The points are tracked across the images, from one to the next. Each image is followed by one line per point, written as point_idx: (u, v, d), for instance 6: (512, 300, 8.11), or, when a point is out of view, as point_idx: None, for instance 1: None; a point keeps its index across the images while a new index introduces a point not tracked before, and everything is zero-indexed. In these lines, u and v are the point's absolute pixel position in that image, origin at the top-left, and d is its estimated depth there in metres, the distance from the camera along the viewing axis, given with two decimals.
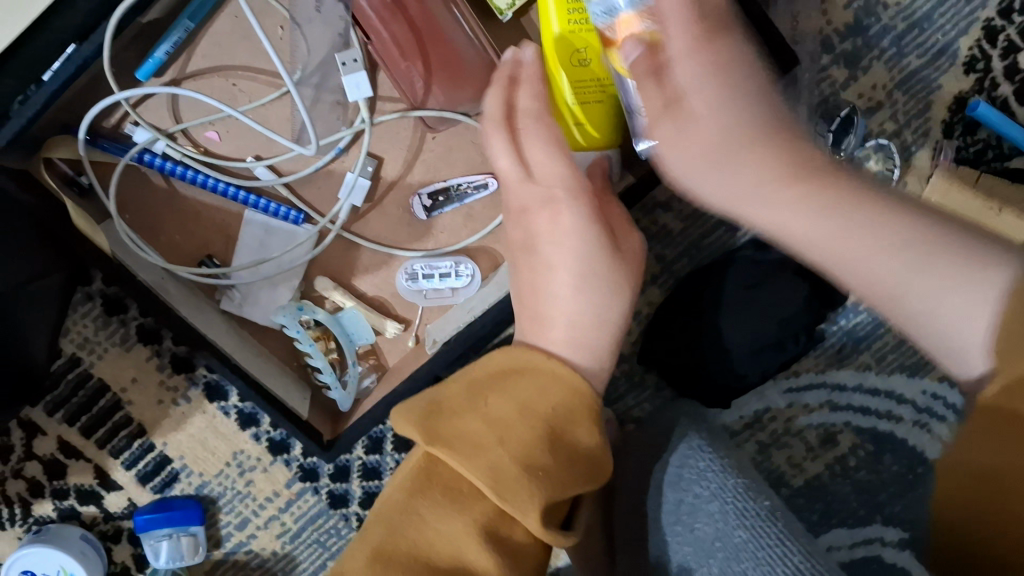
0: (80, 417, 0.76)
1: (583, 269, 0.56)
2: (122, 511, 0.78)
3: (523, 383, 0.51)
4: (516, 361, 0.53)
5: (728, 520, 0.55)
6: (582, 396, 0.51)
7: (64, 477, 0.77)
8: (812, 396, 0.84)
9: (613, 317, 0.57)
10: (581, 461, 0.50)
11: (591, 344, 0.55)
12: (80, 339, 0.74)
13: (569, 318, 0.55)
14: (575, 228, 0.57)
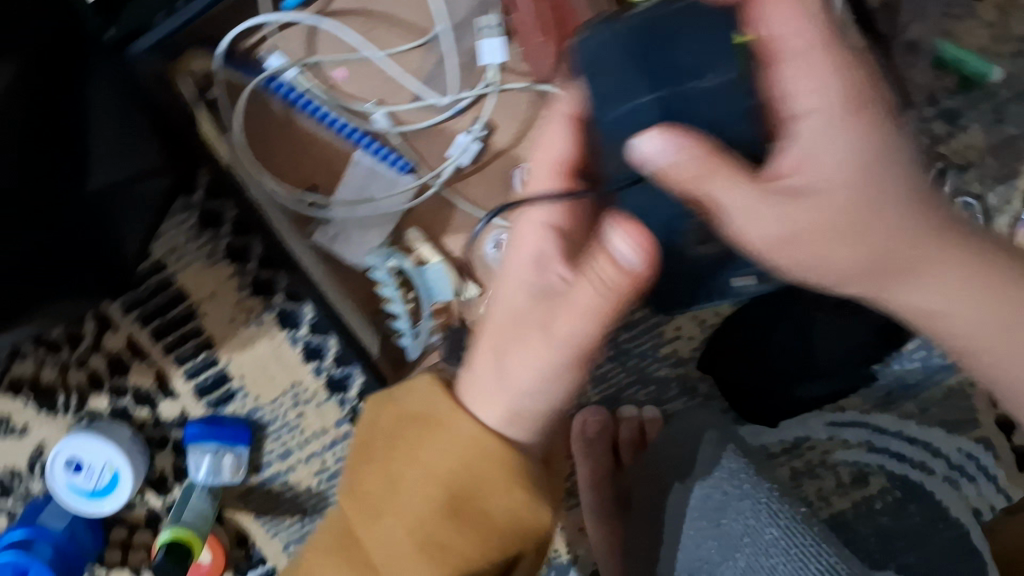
0: (154, 320, 0.78)
1: (518, 334, 0.46)
2: (173, 419, 0.80)
3: (429, 440, 0.44)
4: (432, 406, 0.45)
5: (759, 518, 0.62)
6: (496, 458, 0.44)
7: (125, 375, 0.79)
8: (852, 433, 0.85)
9: (524, 376, 0.46)
10: (493, 532, 0.43)
11: (498, 400, 0.45)
12: (171, 245, 0.77)
13: (494, 367, 0.47)
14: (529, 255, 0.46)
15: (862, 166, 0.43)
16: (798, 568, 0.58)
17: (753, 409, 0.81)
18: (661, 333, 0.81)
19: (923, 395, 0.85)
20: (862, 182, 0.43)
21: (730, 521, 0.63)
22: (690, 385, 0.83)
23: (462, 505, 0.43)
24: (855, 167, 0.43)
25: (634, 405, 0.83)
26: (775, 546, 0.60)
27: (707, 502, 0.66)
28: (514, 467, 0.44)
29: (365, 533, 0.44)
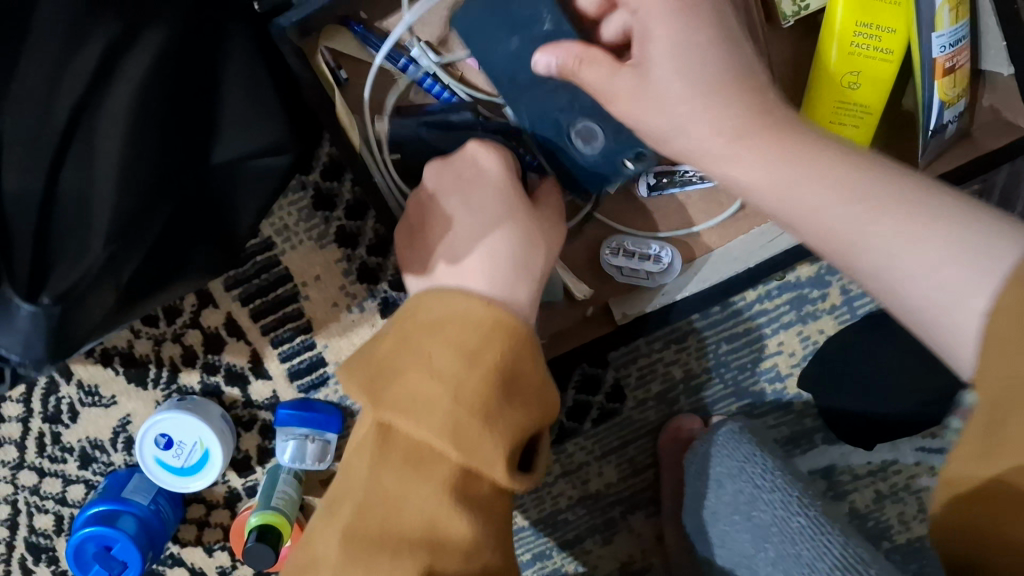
0: (255, 300, 0.77)
1: (471, 201, 0.60)
2: (264, 401, 0.79)
3: (449, 332, 0.52)
4: (446, 313, 0.53)
5: (784, 508, 0.63)
6: (513, 331, 0.53)
7: (219, 353, 0.78)
8: (939, 460, 0.85)
9: (506, 263, 0.58)
10: (527, 401, 0.52)
11: (489, 277, 0.57)
12: (281, 226, 0.75)
13: (500, 262, 0.58)
14: (472, 169, 0.60)
15: (718, 76, 0.49)
16: (821, 553, 0.58)
17: (852, 434, 0.79)
18: (762, 347, 0.80)
19: None
20: (751, 117, 0.49)
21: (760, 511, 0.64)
22: (786, 399, 0.82)
23: (503, 378, 0.51)
24: (690, 85, 0.49)
25: (727, 417, 0.82)
26: (801, 533, 0.60)
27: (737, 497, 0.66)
28: (527, 334, 0.54)
29: (409, 431, 0.49)
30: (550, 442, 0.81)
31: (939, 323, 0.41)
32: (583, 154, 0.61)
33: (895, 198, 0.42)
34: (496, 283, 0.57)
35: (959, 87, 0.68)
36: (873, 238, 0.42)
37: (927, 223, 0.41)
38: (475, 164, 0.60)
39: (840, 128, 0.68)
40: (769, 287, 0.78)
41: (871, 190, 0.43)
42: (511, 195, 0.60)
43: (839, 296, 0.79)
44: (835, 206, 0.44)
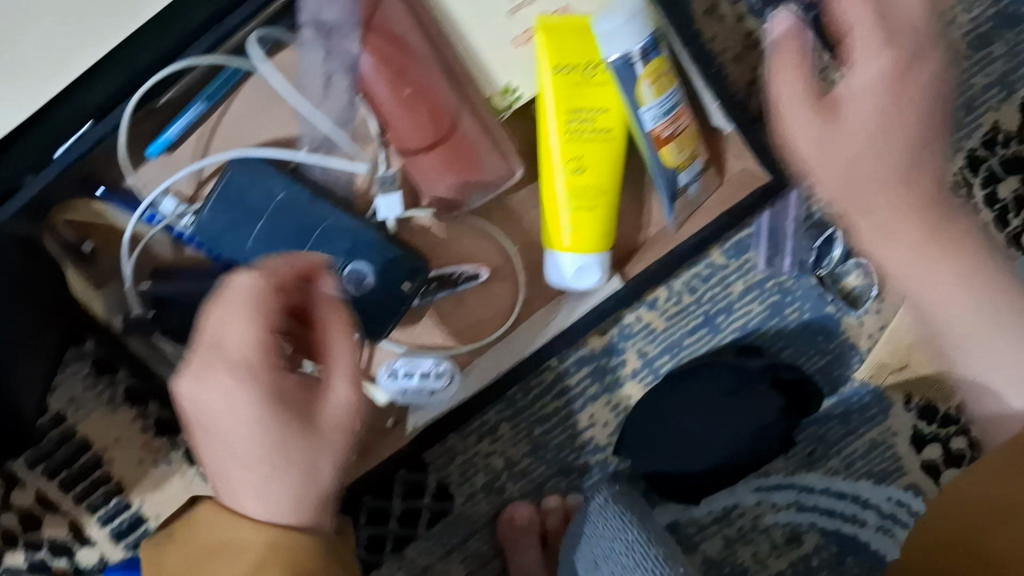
0: (61, 472, 0.77)
1: (223, 403, 0.52)
2: (92, 566, 0.78)
3: (215, 564, 0.51)
4: (233, 533, 0.52)
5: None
6: (277, 548, 0.51)
7: (39, 529, 0.77)
8: (780, 495, 0.85)
9: (280, 491, 0.52)
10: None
11: (275, 501, 0.52)
12: (69, 397, 0.76)
13: (262, 497, 0.52)
14: (218, 395, 0.52)
15: (879, 143, 0.57)
16: None
17: (677, 492, 0.79)
18: (574, 423, 0.80)
19: (845, 449, 0.85)
20: (930, 238, 0.58)
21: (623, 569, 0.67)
22: (612, 469, 0.81)
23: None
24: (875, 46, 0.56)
25: (559, 494, 0.82)
26: None
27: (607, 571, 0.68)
28: (315, 538, 0.53)
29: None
30: (387, 553, 0.81)
31: (946, 323, 0.60)
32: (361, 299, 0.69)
33: (930, 247, 0.58)
34: (262, 509, 0.52)
35: (688, 148, 0.68)
36: (944, 285, 0.58)
37: (963, 291, 0.58)
38: (208, 400, 0.52)
39: (579, 210, 0.68)
40: (566, 363, 0.79)
41: (925, 227, 0.58)
42: (267, 420, 0.52)
43: (639, 359, 0.79)
44: (894, 240, 0.59)
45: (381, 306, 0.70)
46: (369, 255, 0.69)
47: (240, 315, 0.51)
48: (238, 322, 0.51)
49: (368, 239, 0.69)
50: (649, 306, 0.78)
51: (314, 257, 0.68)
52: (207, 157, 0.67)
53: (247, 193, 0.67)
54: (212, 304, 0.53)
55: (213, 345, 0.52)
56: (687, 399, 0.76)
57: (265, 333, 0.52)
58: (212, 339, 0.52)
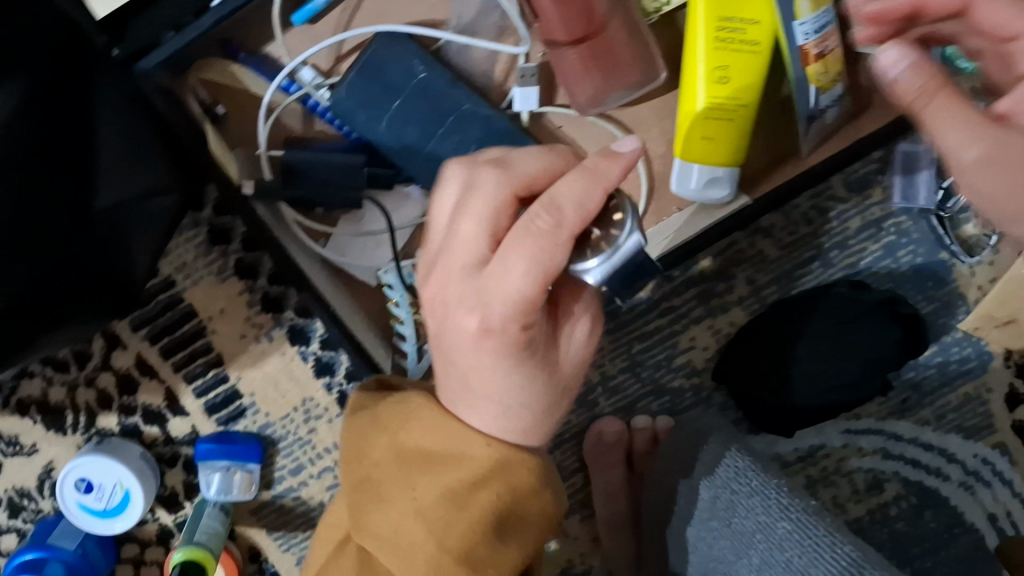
0: (163, 338, 0.78)
1: (455, 287, 0.44)
2: (183, 437, 0.79)
3: (437, 468, 0.46)
4: (441, 439, 0.46)
5: (770, 514, 0.66)
6: (518, 460, 0.46)
7: (134, 394, 0.78)
8: (867, 440, 0.85)
9: (516, 395, 0.45)
10: (529, 528, 0.48)
11: (502, 414, 0.46)
12: (179, 263, 0.77)
13: (471, 396, 0.46)
14: (473, 267, 0.43)
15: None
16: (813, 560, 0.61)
17: (767, 419, 0.78)
18: (674, 343, 0.80)
19: (938, 401, 0.84)
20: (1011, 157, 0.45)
21: (740, 519, 0.67)
22: (705, 394, 0.81)
23: (506, 520, 0.46)
24: None
25: (647, 415, 0.82)
26: (789, 538, 0.64)
27: (714, 503, 0.70)
28: (533, 460, 0.47)
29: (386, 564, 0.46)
30: None
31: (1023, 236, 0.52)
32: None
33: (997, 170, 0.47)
34: (490, 421, 0.46)
35: (835, 70, 0.67)
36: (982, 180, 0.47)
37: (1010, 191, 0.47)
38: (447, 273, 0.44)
39: (713, 121, 0.68)
40: (675, 282, 0.79)
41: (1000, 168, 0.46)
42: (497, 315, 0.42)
43: (746, 287, 0.79)
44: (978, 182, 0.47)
45: None
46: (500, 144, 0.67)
47: (491, 183, 0.43)
48: (535, 161, 0.44)
49: (500, 130, 0.67)
50: (763, 234, 0.78)
51: (444, 144, 0.67)
52: (349, 31, 0.66)
53: (385, 72, 0.67)
54: (437, 203, 0.46)
55: (459, 228, 0.43)
56: (791, 328, 0.75)
57: (499, 215, 0.43)
58: (455, 209, 0.44)
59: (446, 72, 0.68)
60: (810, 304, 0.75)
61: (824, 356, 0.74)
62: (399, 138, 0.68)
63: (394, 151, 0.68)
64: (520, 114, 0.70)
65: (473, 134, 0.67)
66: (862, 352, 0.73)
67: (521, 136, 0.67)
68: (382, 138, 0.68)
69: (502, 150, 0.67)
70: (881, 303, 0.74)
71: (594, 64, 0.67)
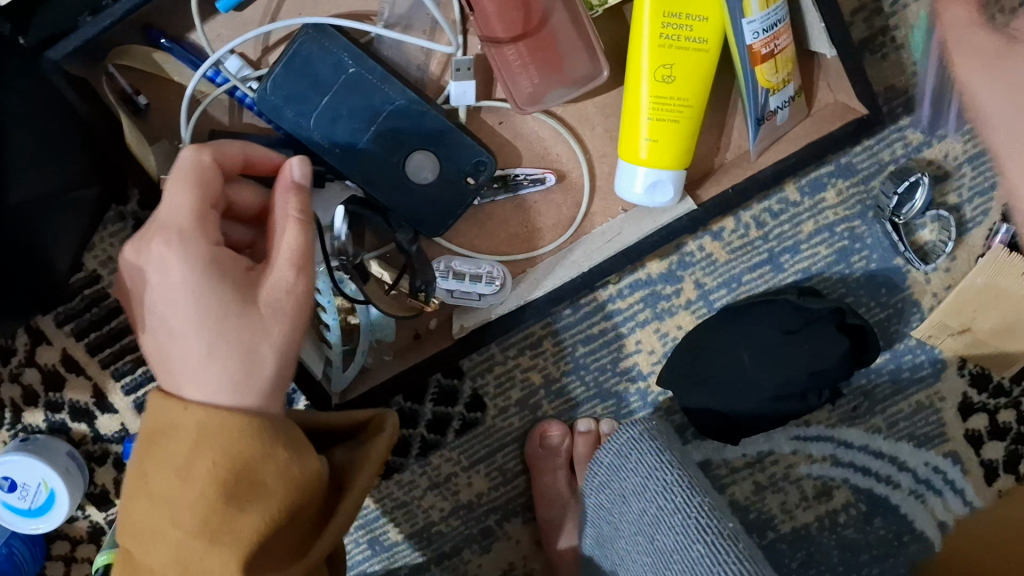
0: (89, 334, 0.74)
1: (175, 315, 0.50)
2: (113, 434, 0.77)
3: (164, 452, 0.49)
4: (161, 417, 0.50)
5: (674, 524, 0.63)
6: (231, 429, 0.49)
7: (61, 390, 0.76)
8: (817, 447, 0.83)
9: (257, 369, 0.51)
10: (272, 492, 0.49)
11: (216, 381, 0.50)
12: (104, 257, 0.73)
13: (196, 375, 0.50)
14: (174, 267, 0.50)
15: None
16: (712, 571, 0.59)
17: (713, 428, 0.77)
18: (619, 347, 0.77)
19: (890, 410, 0.82)
20: None
21: (662, 537, 0.64)
22: (651, 399, 0.79)
23: (236, 481, 0.48)
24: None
25: (592, 418, 0.80)
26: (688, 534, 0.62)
27: (640, 518, 0.67)
28: (255, 421, 0.49)
29: (145, 556, 0.50)
30: (413, 457, 0.80)
31: None
32: (425, 188, 0.67)
33: None
34: (224, 396, 0.50)
35: (784, 71, 0.65)
36: None
37: None
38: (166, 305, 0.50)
39: (660, 123, 0.65)
40: (621, 285, 0.76)
41: None
42: (224, 320, 0.50)
43: (694, 290, 0.76)
44: None
45: (441, 202, 0.68)
46: (434, 143, 0.66)
47: (182, 208, 0.51)
48: (178, 192, 0.51)
49: (438, 128, 0.66)
50: (713, 235, 0.75)
51: (380, 140, 0.66)
52: (278, 22, 0.63)
53: (314, 66, 0.64)
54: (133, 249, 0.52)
55: (161, 267, 0.50)
56: (736, 337, 0.73)
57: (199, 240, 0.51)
58: (153, 238, 0.51)
59: (379, 65, 0.65)
60: (757, 311, 0.73)
61: (769, 365, 0.71)
62: (332, 134, 0.65)
63: (328, 150, 0.66)
64: (457, 109, 0.67)
65: (411, 129, 0.66)
66: (808, 363, 0.71)
67: (460, 135, 0.66)
68: (313, 134, 0.65)
69: (444, 152, 0.67)
70: (832, 313, 0.71)
71: (533, 59, 0.64)
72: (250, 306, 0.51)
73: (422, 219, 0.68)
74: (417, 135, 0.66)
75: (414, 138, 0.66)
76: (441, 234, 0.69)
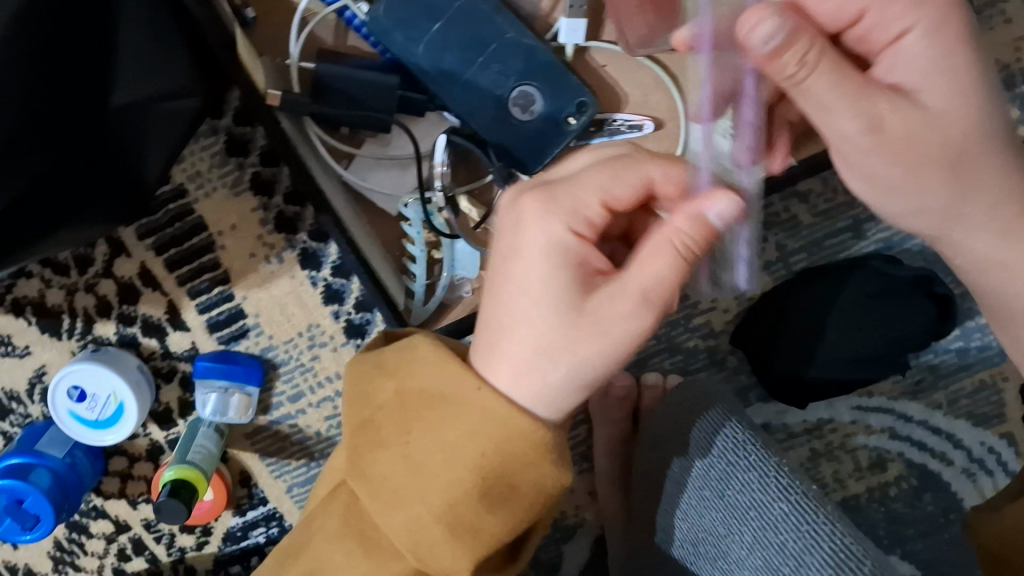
0: (169, 249, 0.75)
1: (544, 321, 0.45)
2: (183, 352, 0.77)
3: (434, 418, 0.46)
4: (442, 381, 0.46)
5: (767, 494, 0.60)
6: (519, 437, 0.45)
7: (135, 304, 0.76)
8: (876, 418, 0.84)
9: (568, 380, 0.45)
10: (522, 499, 0.46)
11: (529, 379, 0.45)
12: (192, 171, 0.73)
13: (511, 363, 0.46)
14: (542, 247, 0.45)
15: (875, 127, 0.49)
16: (809, 546, 0.55)
17: (781, 390, 0.77)
18: (694, 302, 0.78)
19: (954, 386, 0.83)
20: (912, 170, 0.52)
21: (735, 494, 0.62)
22: (719, 357, 0.80)
23: (499, 485, 0.46)
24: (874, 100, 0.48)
25: (659, 372, 0.80)
26: (786, 520, 0.57)
27: (707, 473, 0.64)
28: (552, 440, 0.46)
29: (376, 512, 0.47)
30: None
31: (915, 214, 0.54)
32: (526, 124, 0.67)
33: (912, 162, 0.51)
34: (535, 404, 0.46)
35: None
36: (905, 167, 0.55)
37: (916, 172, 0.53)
38: (544, 307, 0.45)
39: None
40: None
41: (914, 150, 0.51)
42: (564, 320, 0.44)
43: (775, 252, 0.76)
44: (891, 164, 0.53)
45: (538, 140, 0.67)
46: (542, 78, 0.66)
47: (590, 195, 0.46)
48: (603, 172, 0.46)
49: (543, 65, 0.66)
50: (798, 199, 0.76)
51: (489, 70, 0.66)
52: None
53: None
54: (511, 201, 0.47)
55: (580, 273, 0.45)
56: (817, 299, 0.72)
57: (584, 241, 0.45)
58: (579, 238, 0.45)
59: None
60: (841, 276, 0.73)
61: (851, 329, 0.71)
62: (440, 61, 0.65)
63: (435, 76, 0.65)
64: (564, 47, 0.67)
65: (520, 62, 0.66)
66: (890, 329, 0.71)
67: (566, 73, 0.66)
68: (423, 58, 0.65)
69: (549, 87, 0.66)
70: (917, 281, 0.72)
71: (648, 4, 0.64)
72: (576, 310, 0.44)
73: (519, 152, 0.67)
74: (526, 69, 0.66)
75: (523, 72, 0.66)
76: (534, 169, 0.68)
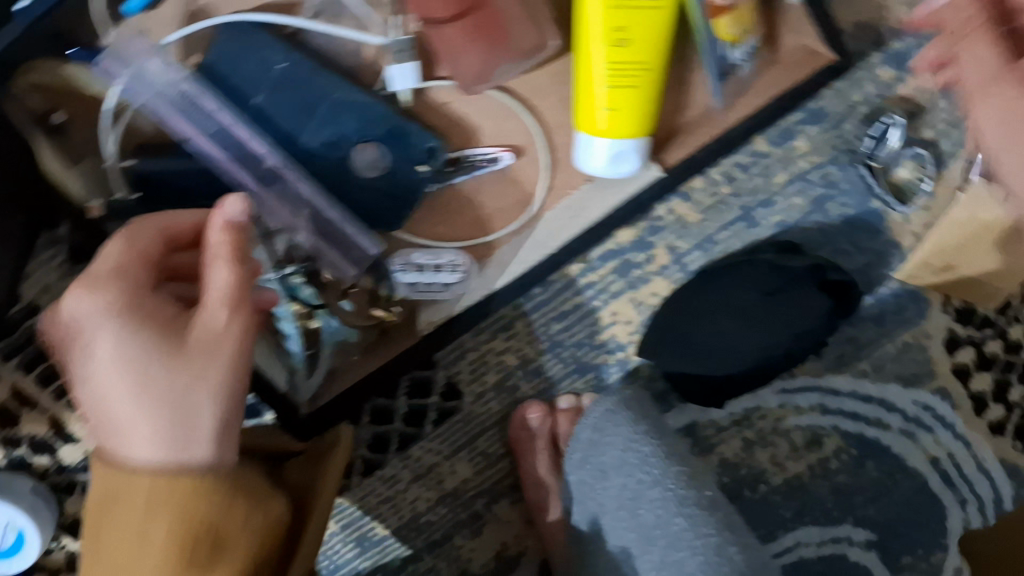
0: (39, 365, 0.72)
1: (121, 378, 0.44)
2: (78, 463, 0.74)
3: (116, 519, 0.43)
4: (138, 498, 0.43)
5: (670, 509, 0.65)
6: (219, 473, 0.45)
7: (16, 426, 0.72)
8: (803, 398, 0.82)
9: (198, 427, 0.45)
10: (238, 545, 0.46)
11: (173, 435, 0.44)
12: (43, 284, 0.70)
13: (151, 436, 0.44)
14: (94, 319, 0.46)
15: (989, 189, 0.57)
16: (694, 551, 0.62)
17: (697, 394, 0.75)
18: (595, 320, 0.75)
19: (877, 352, 0.82)
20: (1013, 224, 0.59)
21: (645, 512, 0.66)
22: (632, 368, 0.77)
23: (204, 542, 0.44)
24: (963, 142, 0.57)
25: (572, 393, 0.78)
26: (681, 536, 0.64)
27: (620, 492, 0.68)
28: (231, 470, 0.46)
29: None
30: (392, 452, 0.76)
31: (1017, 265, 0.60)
32: (375, 182, 0.63)
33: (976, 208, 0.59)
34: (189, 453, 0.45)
35: (744, 21, 0.61)
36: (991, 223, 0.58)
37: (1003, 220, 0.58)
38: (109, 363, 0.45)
39: (618, 90, 0.60)
40: (591, 257, 0.73)
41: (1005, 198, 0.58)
42: (164, 359, 0.45)
43: (668, 255, 0.73)
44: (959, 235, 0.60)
45: (390, 196, 0.63)
46: (379, 133, 0.62)
47: (210, 263, 0.47)
48: (116, 243, 0.48)
49: (379, 117, 0.62)
50: (682, 197, 0.73)
51: (323, 132, 0.61)
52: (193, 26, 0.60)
53: (237, 69, 0.61)
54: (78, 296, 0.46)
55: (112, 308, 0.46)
56: (713, 303, 0.70)
57: (225, 270, 0.47)
58: (126, 300, 0.46)
59: (308, 58, 0.61)
60: (736, 274, 0.70)
61: (752, 332, 0.69)
62: (274, 136, 0.62)
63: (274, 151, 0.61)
64: (400, 93, 0.63)
65: (351, 121, 0.62)
66: (792, 327, 0.69)
67: (404, 123, 0.62)
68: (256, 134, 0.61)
69: (391, 141, 0.62)
70: (813, 273, 0.69)
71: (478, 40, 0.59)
72: (176, 350, 0.46)
73: (375, 215, 0.64)
74: (361, 126, 0.62)
75: (356, 131, 0.62)
76: (394, 226, 0.65)
